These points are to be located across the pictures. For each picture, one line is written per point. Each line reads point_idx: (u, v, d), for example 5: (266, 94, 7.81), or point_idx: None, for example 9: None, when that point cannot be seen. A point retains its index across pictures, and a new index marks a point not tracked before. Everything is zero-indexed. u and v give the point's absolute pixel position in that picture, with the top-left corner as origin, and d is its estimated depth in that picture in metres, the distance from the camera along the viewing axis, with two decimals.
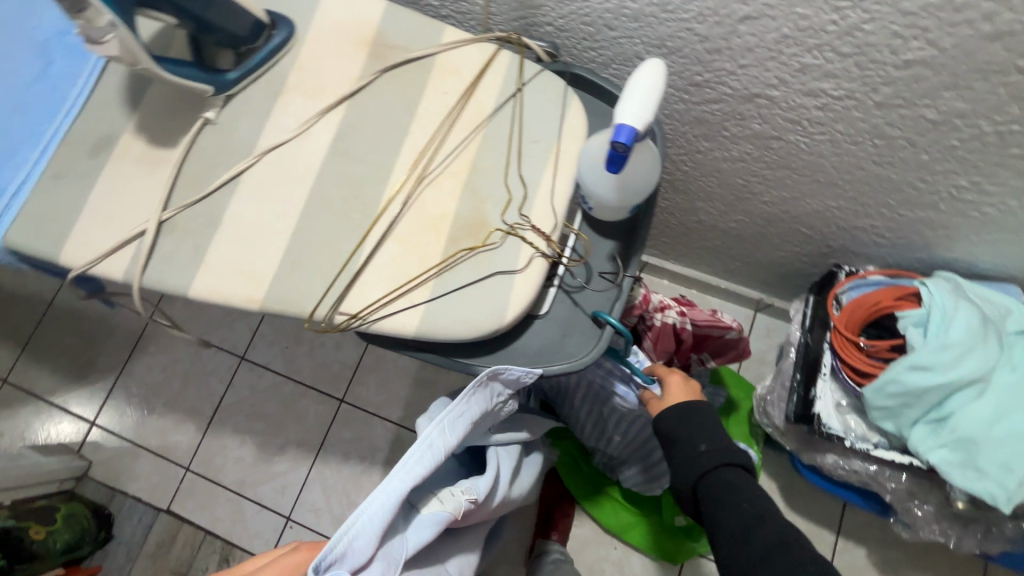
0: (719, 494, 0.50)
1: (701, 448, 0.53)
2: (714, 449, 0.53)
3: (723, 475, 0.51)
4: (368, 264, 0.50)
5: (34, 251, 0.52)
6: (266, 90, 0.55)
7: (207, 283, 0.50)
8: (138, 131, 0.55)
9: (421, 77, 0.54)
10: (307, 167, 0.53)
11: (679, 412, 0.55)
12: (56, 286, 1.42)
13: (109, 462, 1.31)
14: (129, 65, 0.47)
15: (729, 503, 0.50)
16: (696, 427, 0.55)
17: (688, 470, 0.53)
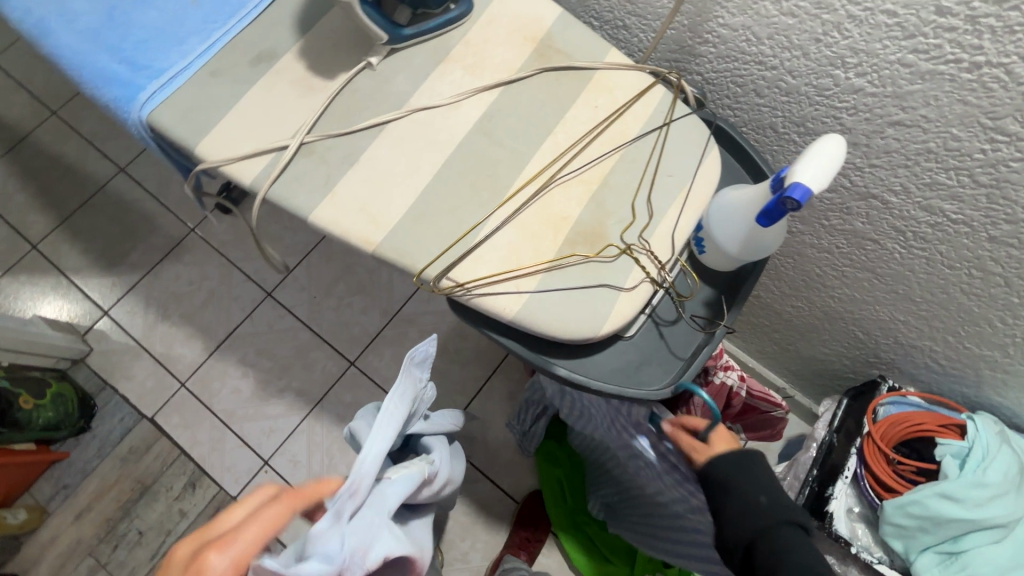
0: (778, 550, 0.50)
1: (761, 502, 0.52)
2: (774, 503, 0.52)
3: (779, 534, 0.51)
4: (486, 241, 0.51)
5: (175, 134, 0.54)
6: (431, 55, 0.58)
7: (330, 212, 0.52)
8: (301, 55, 0.57)
9: (577, 87, 0.57)
10: (449, 135, 0.55)
11: (736, 458, 0.55)
12: (114, 172, 1.44)
13: (109, 355, 1.31)
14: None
15: (786, 562, 0.49)
16: (753, 477, 0.54)
17: (745, 520, 0.52)
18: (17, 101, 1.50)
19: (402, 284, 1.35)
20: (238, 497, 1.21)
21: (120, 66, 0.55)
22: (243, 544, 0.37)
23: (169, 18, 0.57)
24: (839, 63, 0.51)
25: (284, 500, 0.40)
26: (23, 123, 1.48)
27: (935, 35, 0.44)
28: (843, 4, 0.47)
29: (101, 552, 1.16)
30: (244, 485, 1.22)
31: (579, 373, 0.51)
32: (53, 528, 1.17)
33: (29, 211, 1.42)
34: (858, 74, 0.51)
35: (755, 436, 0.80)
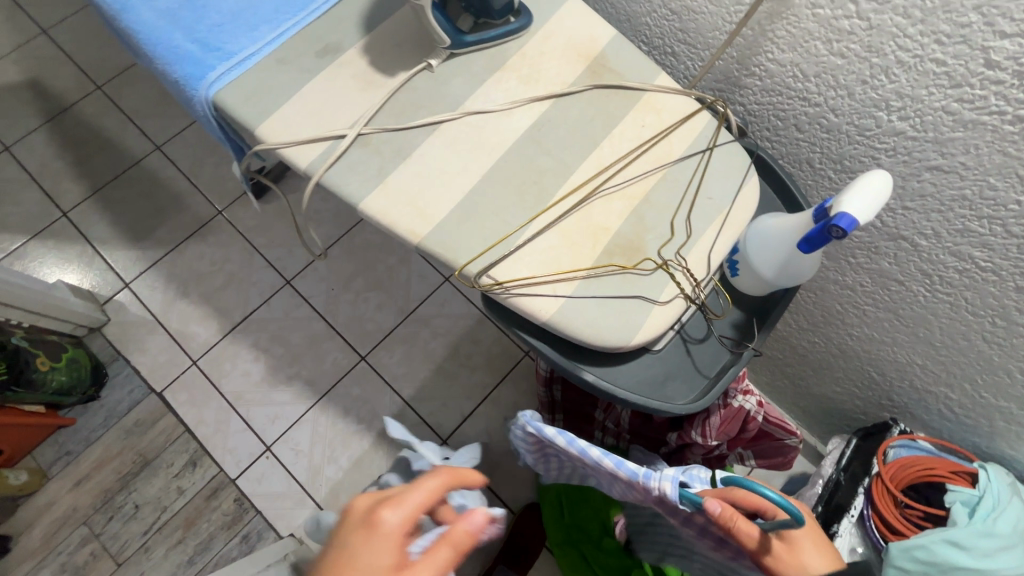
0: None
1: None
2: None
3: None
4: (528, 243, 0.53)
5: (238, 114, 0.56)
6: (488, 63, 0.60)
7: (380, 203, 0.53)
8: (365, 51, 0.60)
9: (626, 105, 0.59)
10: (499, 140, 0.57)
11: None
12: (150, 150, 1.48)
13: (125, 327, 1.32)
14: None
15: None
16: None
17: None
18: (64, 74, 1.54)
19: (420, 285, 1.36)
20: (237, 480, 1.21)
21: (192, 46, 0.58)
22: (409, 509, 0.42)
23: (243, 5, 0.60)
24: (883, 105, 0.53)
25: (438, 472, 0.45)
26: (67, 94, 1.53)
27: (982, 87, 0.45)
28: (894, 49, 0.49)
29: (96, 522, 1.16)
30: (244, 468, 1.22)
31: (606, 381, 0.52)
32: (51, 493, 1.17)
33: (64, 180, 1.45)
34: (901, 118, 0.52)
35: (765, 465, 0.81)
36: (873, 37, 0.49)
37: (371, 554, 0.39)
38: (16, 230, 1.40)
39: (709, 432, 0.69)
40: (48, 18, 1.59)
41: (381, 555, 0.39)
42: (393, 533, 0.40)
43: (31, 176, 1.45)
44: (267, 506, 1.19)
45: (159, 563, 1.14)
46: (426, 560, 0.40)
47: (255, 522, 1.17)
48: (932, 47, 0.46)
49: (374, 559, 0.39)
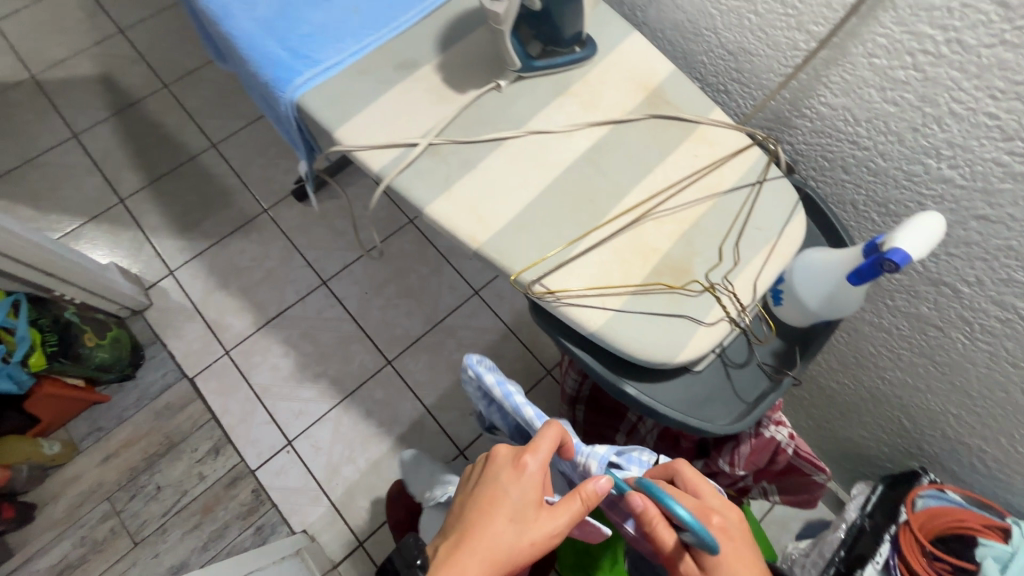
0: None
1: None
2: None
3: None
4: (581, 257, 0.55)
5: (320, 117, 0.60)
6: (552, 86, 0.64)
7: (444, 208, 0.57)
8: (439, 68, 0.64)
9: (681, 136, 0.62)
10: (559, 158, 0.60)
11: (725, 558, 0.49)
12: (206, 147, 1.56)
13: (164, 312, 1.37)
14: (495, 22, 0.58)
15: None
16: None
17: None
18: (135, 71, 1.64)
19: (449, 296, 1.39)
20: (256, 471, 1.23)
21: (284, 53, 0.63)
22: (543, 460, 0.51)
23: (332, 19, 0.65)
24: (934, 153, 0.54)
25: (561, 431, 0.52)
26: (136, 90, 1.62)
27: None
28: (948, 101, 0.51)
29: (118, 499, 1.19)
30: (264, 460, 1.24)
31: (646, 395, 0.53)
32: (80, 467, 1.21)
33: (124, 169, 1.53)
34: (950, 166, 0.54)
35: (791, 503, 0.80)
36: (928, 88, 0.51)
37: (516, 489, 0.50)
38: (75, 212, 1.47)
39: (738, 461, 0.70)
40: (125, 20, 1.70)
41: (524, 492, 0.50)
42: (531, 477, 0.50)
43: (95, 163, 1.53)
44: (283, 500, 1.21)
45: (174, 546, 1.16)
46: (560, 505, 0.49)
47: (270, 514, 1.19)
48: (986, 101, 0.48)
49: (519, 495, 0.50)
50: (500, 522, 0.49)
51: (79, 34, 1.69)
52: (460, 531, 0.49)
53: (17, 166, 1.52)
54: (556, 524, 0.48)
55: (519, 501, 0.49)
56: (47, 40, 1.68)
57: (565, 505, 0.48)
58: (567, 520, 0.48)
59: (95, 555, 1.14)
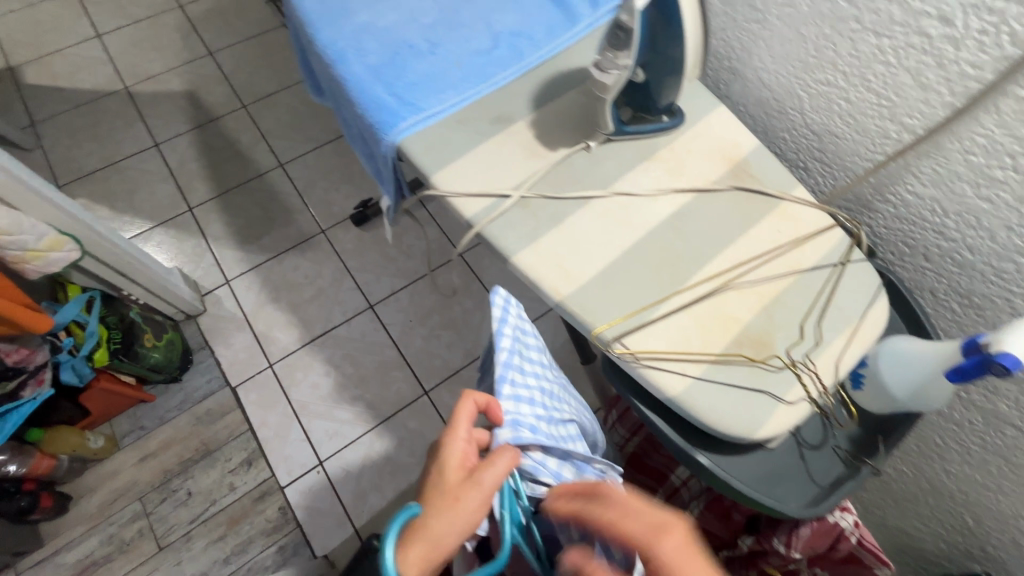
0: None
1: None
2: None
3: None
4: (662, 320, 0.56)
5: (419, 162, 0.64)
6: (639, 151, 0.66)
7: (529, 258, 0.59)
8: (532, 124, 0.67)
9: (763, 210, 0.63)
10: (643, 220, 0.62)
11: None
12: (275, 166, 1.63)
13: (216, 319, 1.41)
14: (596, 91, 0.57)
15: None
16: None
17: None
18: (219, 91, 1.76)
19: None
20: (284, 488, 1.23)
21: (391, 98, 0.67)
22: (461, 427, 0.46)
23: (435, 71, 0.70)
24: None
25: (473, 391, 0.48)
26: (217, 108, 1.73)
27: None
28: None
29: (149, 501, 1.20)
30: (294, 479, 1.24)
31: (720, 466, 0.53)
32: (118, 463, 1.23)
33: (196, 180, 1.61)
34: None
35: None
36: None
37: (437, 479, 0.43)
38: (148, 216, 1.56)
39: (795, 543, 0.68)
40: (217, 44, 1.84)
41: (450, 467, 0.43)
42: (449, 459, 0.44)
43: (170, 172, 1.63)
44: (307, 521, 1.20)
45: (197, 555, 1.16)
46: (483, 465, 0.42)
47: (293, 535, 1.18)
48: None
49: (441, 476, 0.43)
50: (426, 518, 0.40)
51: (173, 53, 1.82)
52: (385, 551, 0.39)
53: (101, 168, 1.63)
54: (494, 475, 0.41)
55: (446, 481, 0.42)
56: (144, 56, 1.82)
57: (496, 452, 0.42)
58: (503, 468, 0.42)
59: (121, 554, 1.15)
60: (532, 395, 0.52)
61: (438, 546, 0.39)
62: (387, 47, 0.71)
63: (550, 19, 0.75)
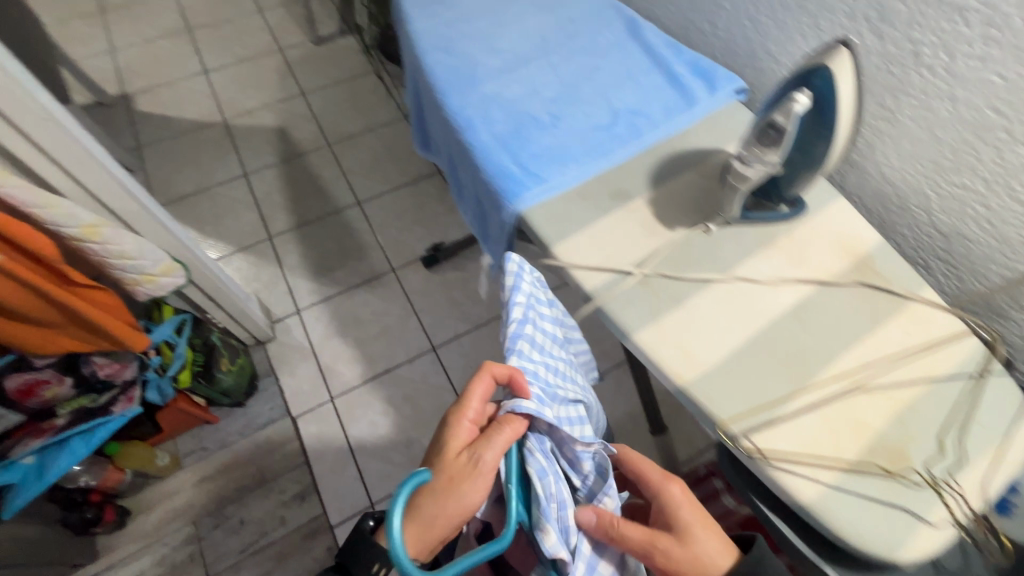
0: None
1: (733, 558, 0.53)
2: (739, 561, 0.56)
3: None
4: (790, 418, 0.54)
5: (541, 233, 0.66)
6: (759, 235, 0.66)
7: (650, 339, 0.58)
8: (650, 202, 0.68)
9: (890, 309, 0.61)
10: (764, 309, 0.61)
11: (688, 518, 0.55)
12: (353, 203, 1.70)
13: (284, 348, 1.44)
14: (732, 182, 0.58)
15: None
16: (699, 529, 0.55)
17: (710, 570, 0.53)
18: (307, 128, 1.86)
19: None
20: (334, 528, 1.21)
21: (516, 168, 0.70)
22: (473, 403, 0.53)
23: (558, 144, 0.72)
24: None
25: (493, 365, 0.53)
26: (304, 144, 1.82)
27: None
28: None
29: (202, 525, 1.21)
30: (345, 519, 1.22)
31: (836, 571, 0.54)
32: (177, 483, 1.24)
33: (278, 210, 1.69)
34: None
35: None
36: None
37: (443, 456, 0.52)
38: (231, 242, 1.63)
39: None
40: (310, 85, 1.96)
41: (458, 441, 0.53)
42: (454, 441, 0.53)
43: (255, 201, 1.71)
44: None
45: None
46: (481, 447, 0.50)
47: None
48: None
49: (449, 450, 0.53)
50: (429, 494, 0.50)
51: (269, 91, 1.95)
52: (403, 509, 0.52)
53: (193, 192, 1.72)
54: (489, 457, 0.49)
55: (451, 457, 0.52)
56: (243, 92, 1.95)
57: (491, 435, 0.50)
58: (498, 450, 0.49)
59: None
60: (537, 370, 0.55)
61: (437, 523, 0.50)
62: (512, 118, 0.74)
63: (668, 100, 0.77)
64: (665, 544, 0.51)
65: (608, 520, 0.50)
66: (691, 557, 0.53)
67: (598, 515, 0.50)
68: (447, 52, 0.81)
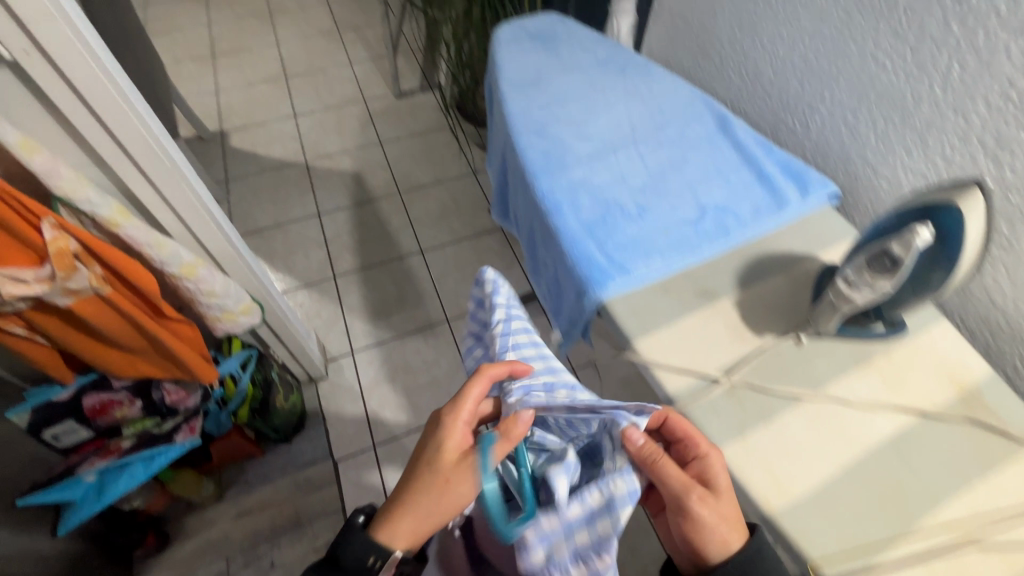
0: None
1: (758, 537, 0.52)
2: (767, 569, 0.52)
3: None
4: (891, 568, 0.50)
5: (625, 326, 0.65)
6: (854, 352, 0.62)
7: (737, 455, 0.56)
8: (738, 304, 0.67)
9: (1005, 454, 0.56)
10: (859, 437, 0.57)
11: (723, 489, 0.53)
12: (416, 251, 1.75)
13: (335, 387, 1.46)
14: (833, 302, 0.58)
15: None
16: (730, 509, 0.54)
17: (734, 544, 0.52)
18: (381, 175, 1.95)
19: None
20: None
21: (601, 256, 0.70)
22: (468, 404, 0.58)
23: (643, 235, 0.72)
24: None
25: (491, 367, 0.57)
26: (376, 190, 1.91)
27: None
28: None
29: (234, 562, 1.20)
30: None
31: None
32: (217, 513, 1.26)
33: (345, 251, 1.76)
34: None
35: None
36: None
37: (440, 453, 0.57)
38: (297, 277, 1.70)
39: None
40: (388, 135, 2.07)
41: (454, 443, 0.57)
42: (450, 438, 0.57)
43: (325, 240, 1.79)
44: None
45: None
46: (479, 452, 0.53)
47: None
48: None
49: (445, 451, 0.57)
50: (426, 487, 0.56)
51: (351, 137, 2.07)
52: (400, 506, 0.57)
53: (269, 226, 1.82)
54: (485, 465, 0.53)
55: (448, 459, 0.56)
56: (327, 136, 2.08)
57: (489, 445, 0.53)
58: (494, 458, 0.53)
59: None
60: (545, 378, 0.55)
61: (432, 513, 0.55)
62: (598, 206, 0.76)
63: (756, 199, 0.77)
64: (696, 498, 0.51)
65: (653, 453, 0.50)
66: (715, 520, 0.51)
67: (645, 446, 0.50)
68: (540, 135, 0.84)
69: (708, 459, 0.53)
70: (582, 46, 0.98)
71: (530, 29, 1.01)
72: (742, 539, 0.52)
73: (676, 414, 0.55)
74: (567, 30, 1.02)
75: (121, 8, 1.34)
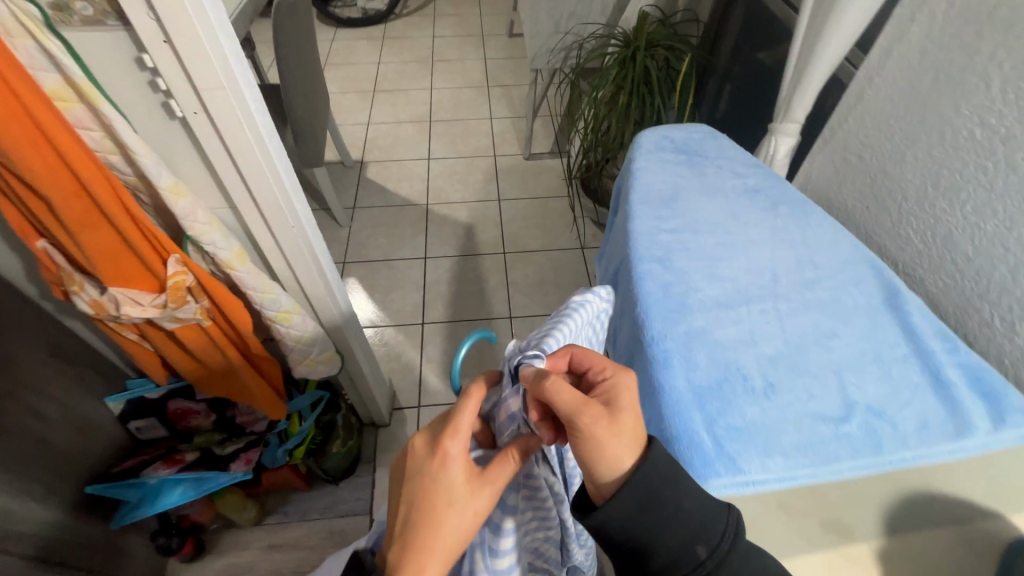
0: (628, 519, 0.48)
1: (666, 475, 0.49)
2: (706, 548, 0.47)
3: (656, 555, 0.48)
4: None
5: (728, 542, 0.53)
6: None
7: None
8: (881, 557, 0.52)
9: None
10: None
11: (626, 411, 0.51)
12: (505, 315, 1.72)
13: (392, 439, 1.43)
14: None
15: (659, 535, 0.48)
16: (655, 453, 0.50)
17: (649, 479, 0.49)
18: (492, 231, 1.97)
19: None
20: None
21: (707, 437, 0.58)
22: (468, 426, 0.57)
23: (764, 422, 0.59)
24: None
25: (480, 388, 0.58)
26: (484, 245, 1.92)
27: None
28: None
29: None
30: None
31: None
32: (250, 538, 1.26)
33: (439, 300, 1.77)
34: None
35: None
36: None
37: (451, 480, 0.56)
38: (389, 315, 1.73)
39: None
40: (508, 193, 2.10)
41: (459, 473, 0.56)
42: (456, 461, 0.56)
43: (423, 284, 1.81)
44: None
45: None
46: (495, 467, 0.56)
47: None
48: None
49: (454, 475, 0.56)
50: (448, 517, 0.55)
51: (473, 189, 2.13)
52: (412, 544, 0.55)
53: (378, 260, 1.90)
54: (498, 478, 0.56)
55: (457, 492, 0.56)
56: (451, 184, 2.16)
57: (497, 465, 0.56)
58: (506, 471, 0.56)
59: None
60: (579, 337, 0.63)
61: (457, 537, 0.55)
62: (716, 368, 0.64)
63: (924, 409, 0.60)
64: (592, 420, 0.50)
65: (543, 374, 0.52)
66: (612, 438, 0.50)
67: (540, 372, 0.52)
68: (663, 264, 0.75)
69: (609, 386, 0.53)
70: (730, 169, 0.90)
71: (675, 139, 0.95)
72: (635, 458, 0.50)
73: (583, 350, 0.56)
74: (715, 147, 0.94)
75: (305, 50, 1.49)
